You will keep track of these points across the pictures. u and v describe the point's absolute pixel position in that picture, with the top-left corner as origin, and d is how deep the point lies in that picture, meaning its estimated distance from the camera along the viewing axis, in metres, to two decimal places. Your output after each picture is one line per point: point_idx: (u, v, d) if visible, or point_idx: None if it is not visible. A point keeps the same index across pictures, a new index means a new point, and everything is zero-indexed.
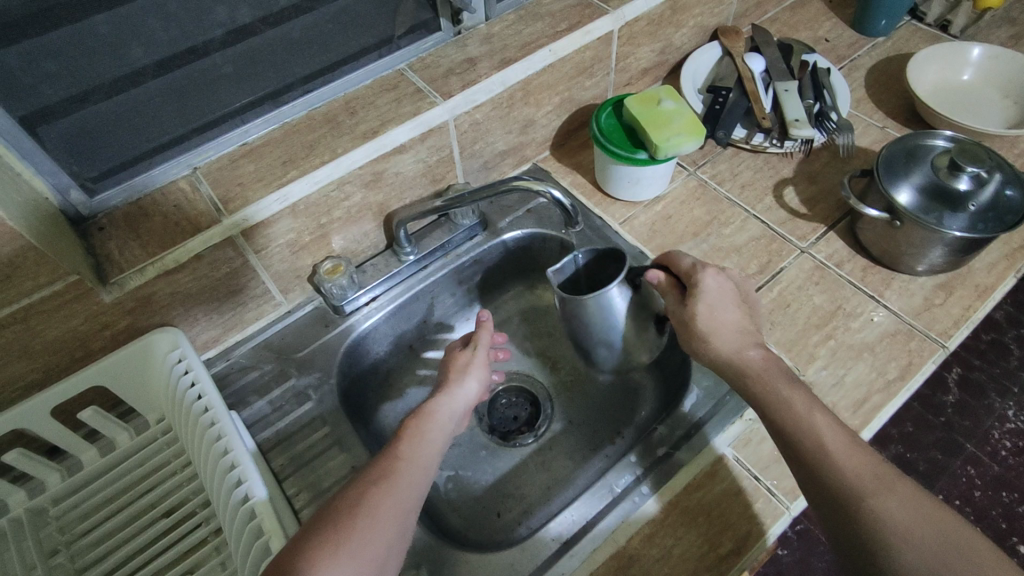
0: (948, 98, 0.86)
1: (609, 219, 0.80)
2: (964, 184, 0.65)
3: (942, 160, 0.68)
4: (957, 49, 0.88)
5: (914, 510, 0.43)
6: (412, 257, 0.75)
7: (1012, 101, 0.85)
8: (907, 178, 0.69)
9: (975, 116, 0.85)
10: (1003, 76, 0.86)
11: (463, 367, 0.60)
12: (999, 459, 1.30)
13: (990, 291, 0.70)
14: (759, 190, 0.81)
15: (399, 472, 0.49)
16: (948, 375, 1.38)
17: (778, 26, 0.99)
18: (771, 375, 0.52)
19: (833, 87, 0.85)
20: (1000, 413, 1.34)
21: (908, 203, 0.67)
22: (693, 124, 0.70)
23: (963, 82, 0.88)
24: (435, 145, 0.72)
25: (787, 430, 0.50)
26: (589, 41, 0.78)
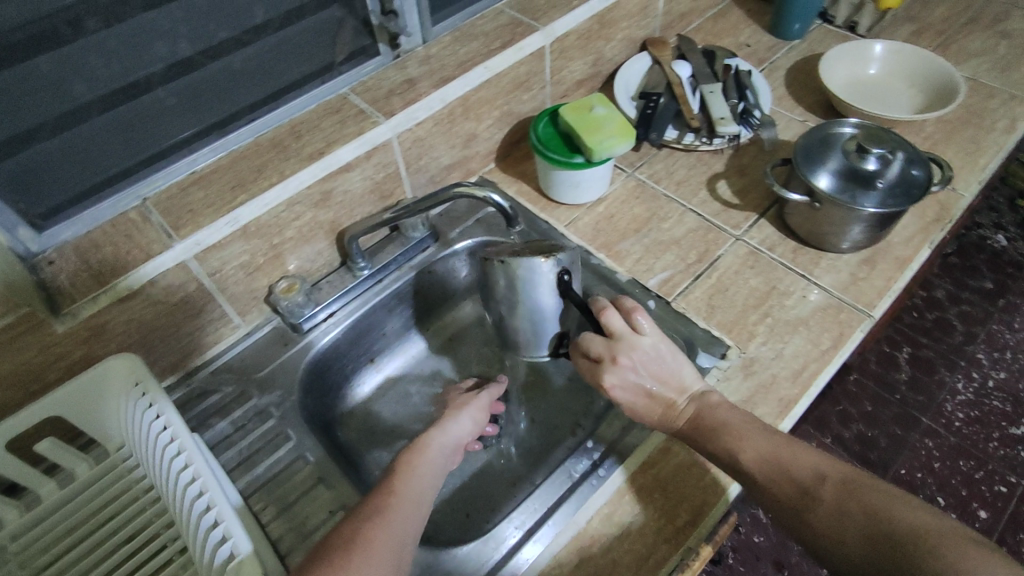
0: (861, 91, 0.93)
1: (554, 221, 0.84)
2: (872, 165, 0.71)
3: (850, 144, 0.73)
4: (863, 46, 0.95)
5: (836, 511, 0.48)
6: (366, 272, 0.78)
7: (920, 90, 0.92)
8: (824, 164, 0.74)
9: (888, 106, 0.91)
10: (906, 67, 0.94)
11: (459, 408, 0.65)
12: (954, 430, 1.50)
13: (908, 263, 0.75)
14: (693, 186, 0.86)
15: (394, 507, 0.51)
16: (900, 353, 1.62)
17: (703, 35, 1.07)
18: (701, 426, 0.58)
19: (754, 87, 0.92)
20: (951, 386, 1.56)
21: (827, 183, 0.72)
22: (625, 128, 0.75)
23: (876, 75, 0.95)
24: (380, 162, 0.75)
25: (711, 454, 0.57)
26: (522, 57, 0.83)
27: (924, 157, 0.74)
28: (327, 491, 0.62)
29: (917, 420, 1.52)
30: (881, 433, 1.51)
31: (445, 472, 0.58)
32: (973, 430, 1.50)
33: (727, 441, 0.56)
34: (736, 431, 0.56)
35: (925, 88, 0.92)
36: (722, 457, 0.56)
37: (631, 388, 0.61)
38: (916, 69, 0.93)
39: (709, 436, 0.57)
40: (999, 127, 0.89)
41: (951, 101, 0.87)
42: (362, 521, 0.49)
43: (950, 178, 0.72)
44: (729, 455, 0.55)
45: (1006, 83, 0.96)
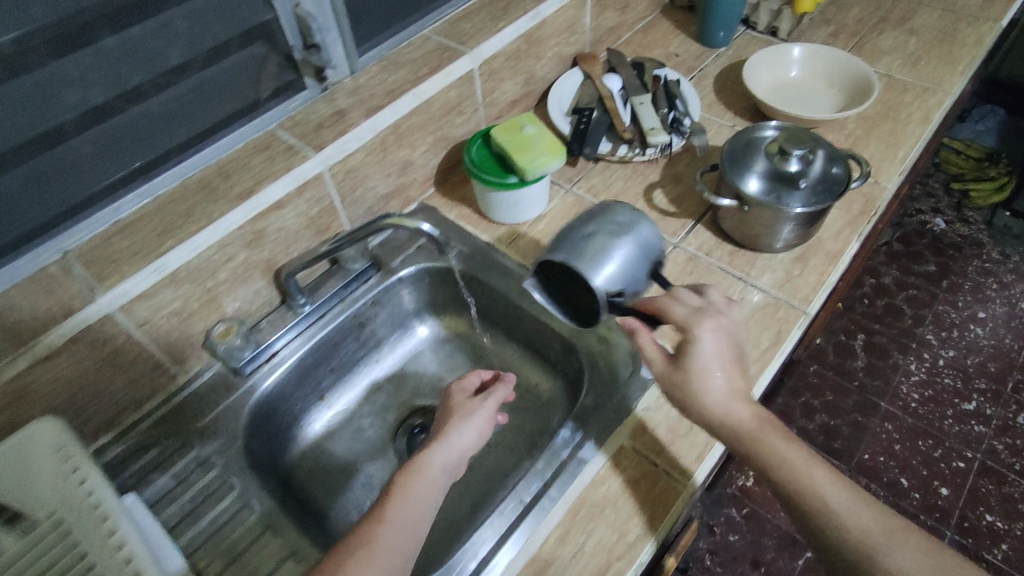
0: (783, 94, 0.97)
1: (496, 241, 0.84)
2: (794, 166, 0.73)
3: (772, 146, 0.75)
4: (782, 50, 0.98)
5: (920, 561, 0.47)
6: (307, 308, 0.77)
7: (838, 89, 0.96)
8: (750, 167, 0.75)
9: (810, 106, 0.95)
10: (824, 68, 0.98)
11: (465, 413, 0.62)
12: (911, 411, 1.54)
13: (839, 256, 0.77)
14: (630, 196, 0.87)
15: (380, 538, 0.50)
16: (854, 341, 1.67)
17: (632, 48, 1.10)
18: (763, 432, 0.54)
19: (683, 96, 0.94)
20: (904, 368, 1.62)
21: (754, 185, 0.74)
22: (554, 145, 0.76)
23: (798, 77, 0.98)
24: (314, 197, 0.75)
25: (773, 473, 0.53)
26: (451, 81, 0.83)
27: (843, 155, 0.76)
28: (275, 539, 0.60)
29: (876, 405, 1.56)
30: (842, 422, 1.54)
31: (446, 489, 0.56)
32: (930, 409, 1.55)
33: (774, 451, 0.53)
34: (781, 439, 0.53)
35: (843, 87, 0.96)
36: (785, 481, 0.52)
37: (717, 360, 0.55)
38: (833, 69, 0.97)
39: (754, 445, 0.53)
40: (914, 119, 0.94)
41: (867, 98, 0.91)
42: (347, 552, 0.49)
43: (868, 172, 0.75)
44: (791, 479, 0.52)
45: (918, 77, 1.01)
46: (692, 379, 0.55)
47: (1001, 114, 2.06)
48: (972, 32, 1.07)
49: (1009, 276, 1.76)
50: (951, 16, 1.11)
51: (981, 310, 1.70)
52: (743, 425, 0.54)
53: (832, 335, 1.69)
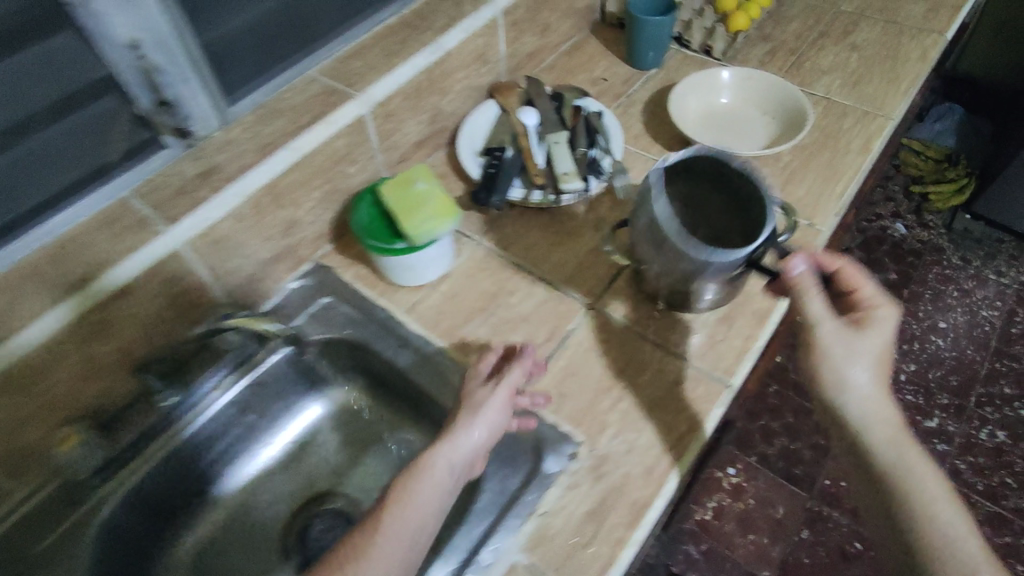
0: (714, 123, 0.89)
1: (396, 306, 0.75)
2: (711, 227, 0.64)
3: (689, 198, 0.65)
4: (712, 75, 0.90)
5: None
6: (174, 401, 0.67)
7: (772, 118, 0.89)
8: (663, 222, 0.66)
9: (742, 138, 0.88)
10: (758, 94, 0.90)
11: (475, 407, 0.58)
12: (872, 431, 1.51)
13: (768, 316, 0.70)
14: (544, 248, 0.79)
15: (376, 552, 0.47)
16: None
17: (556, 73, 1.02)
18: (916, 450, 0.55)
19: (605, 130, 0.86)
20: None
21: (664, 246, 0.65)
22: (443, 209, 0.68)
23: (729, 104, 0.90)
24: (173, 276, 0.66)
25: (930, 503, 0.52)
26: (337, 130, 0.74)
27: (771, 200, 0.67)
28: None
29: None
30: (803, 446, 1.49)
31: (450, 495, 0.53)
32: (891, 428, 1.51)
33: (899, 473, 0.53)
34: (921, 473, 0.53)
35: (777, 116, 0.89)
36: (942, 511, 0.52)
37: None
38: (767, 95, 0.89)
39: (918, 461, 0.54)
40: (854, 148, 0.86)
41: (801, 131, 0.84)
42: (351, 555, 0.47)
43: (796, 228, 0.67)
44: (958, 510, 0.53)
45: (858, 99, 0.94)
46: (857, 350, 0.56)
47: (959, 112, 2.01)
48: (916, 45, 1.00)
49: (970, 282, 1.72)
50: (894, 29, 1.04)
51: (942, 319, 1.65)
52: (895, 425, 0.55)
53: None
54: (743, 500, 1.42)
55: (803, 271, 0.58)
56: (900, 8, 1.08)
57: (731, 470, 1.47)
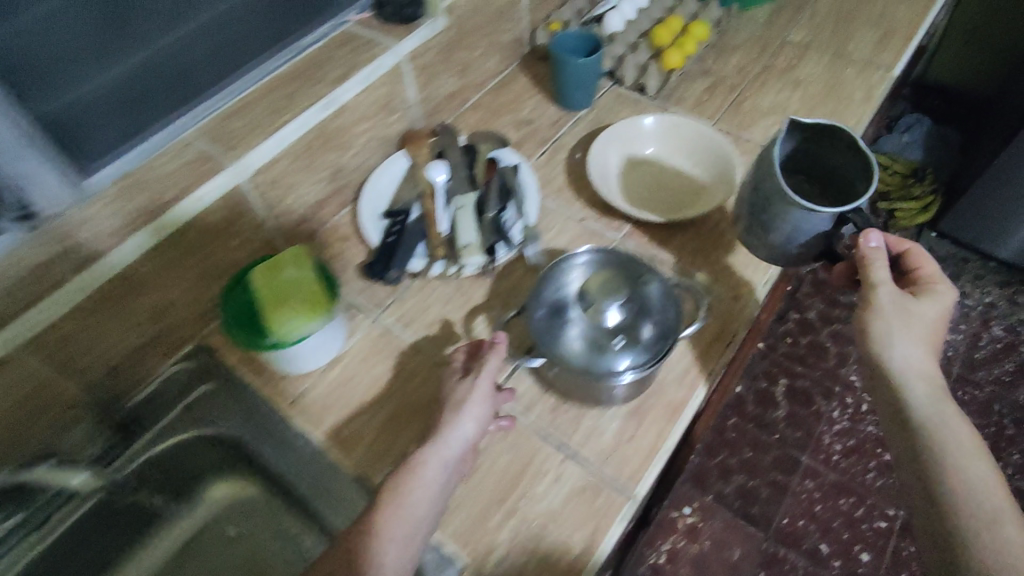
0: (641, 176, 0.82)
1: (277, 398, 0.69)
2: (614, 320, 0.61)
3: (588, 288, 0.62)
4: (638, 123, 0.84)
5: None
6: (23, 515, 0.65)
7: (702, 170, 0.82)
8: (564, 317, 0.62)
9: (668, 194, 0.80)
10: (688, 142, 0.83)
11: (461, 400, 0.59)
12: (833, 465, 1.46)
13: (681, 410, 0.64)
14: (448, 326, 0.72)
15: (374, 552, 0.51)
16: (776, 388, 1.58)
17: (480, 113, 0.95)
18: (945, 416, 0.55)
19: (520, 191, 0.80)
20: (828, 416, 1.53)
21: (564, 343, 0.61)
22: (313, 305, 0.62)
23: (655, 154, 0.83)
24: (10, 383, 0.58)
25: (945, 464, 0.53)
26: (208, 205, 0.67)
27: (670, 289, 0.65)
28: None
29: (797, 461, 1.48)
30: (762, 483, 1.46)
31: (447, 487, 0.56)
32: (853, 461, 1.47)
33: (937, 428, 0.55)
34: (947, 427, 0.55)
35: (707, 167, 0.81)
36: (944, 474, 0.52)
37: (934, 325, 0.59)
38: (698, 143, 0.82)
39: (930, 429, 0.55)
40: None
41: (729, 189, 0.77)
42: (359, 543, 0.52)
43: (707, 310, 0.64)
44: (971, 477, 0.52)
45: None
46: (912, 313, 0.59)
47: (928, 122, 1.88)
48: (864, 80, 0.92)
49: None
50: (844, 58, 0.95)
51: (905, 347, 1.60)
52: (931, 381, 0.57)
53: (752, 381, 1.60)
54: (699, 542, 1.39)
55: (877, 245, 0.61)
56: (853, 31, 0.97)
57: (687, 510, 1.44)
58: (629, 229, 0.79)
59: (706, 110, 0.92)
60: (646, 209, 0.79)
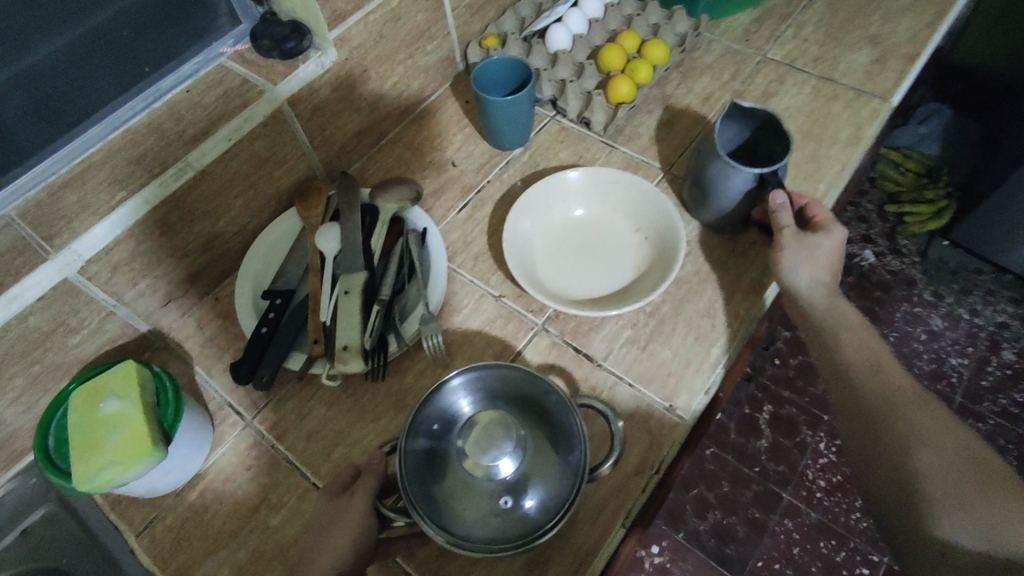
0: (568, 245, 0.70)
1: (124, 527, 0.59)
2: (502, 472, 0.50)
3: (471, 430, 0.51)
4: (570, 178, 0.71)
5: (932, 421, 0.51)
6: None
7: (644, 237, 0.69)
8: (444, 468, 0.51)
9: (600, 269, 0.69)
10: (626, 203, 0.71)
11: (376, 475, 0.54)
12: (815, 503, 1.23)
13: (589, 561, 0.55)
14: (329, 437, 0.62)
15: None
16: (760, 415, 1.32)
17: (397, 150, 0.82)
18: (838, 309, 0.60)
19: (425, 265, 0.68)
20: (813, 448, 1.28)
21: (442, 504, 0.49)
22: (134, 442, 0.51)
23: (585, 216, 0.72)
24: None
25: (830, 340, 0.59)
26: (25, 305, 0.57)
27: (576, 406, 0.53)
28: None
29: (777, 497, 1.24)
30: (739, 520, 1.23)
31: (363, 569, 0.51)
32: (838, 499, 1.23)
33: (843, 330, 0.58)
34: (846, 329, 0.58)
35: (649, 235, 0.69)
36: (833, 351, 0.58)
37: (832, 254, 0.62)
38: (638, 205, 0.70)
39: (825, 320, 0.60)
40: (742, 285, 0.68)
41: (671, 268, 0.64)
42: None
43: (622, 430, 0.52)
44: (860, 354, 0.57)
45: None
46: (813, 247, 0.62)
47: (949, 112, 1.53)
48: (849, 118, 0.78)
49: (940, 322, 1.37)
50: (826, 89, 0.81)
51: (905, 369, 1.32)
52: (828, 290, 0.61)
53: (735, 407, 1.34)
54: None
55: (783, 201, 0.62)
56: (839, 54, 0.84)
57: (655, 548, 1.24)
58: (553, 312, 0.67)
59: (658, 150, 0.78)
60: (571, 290, 0.68)
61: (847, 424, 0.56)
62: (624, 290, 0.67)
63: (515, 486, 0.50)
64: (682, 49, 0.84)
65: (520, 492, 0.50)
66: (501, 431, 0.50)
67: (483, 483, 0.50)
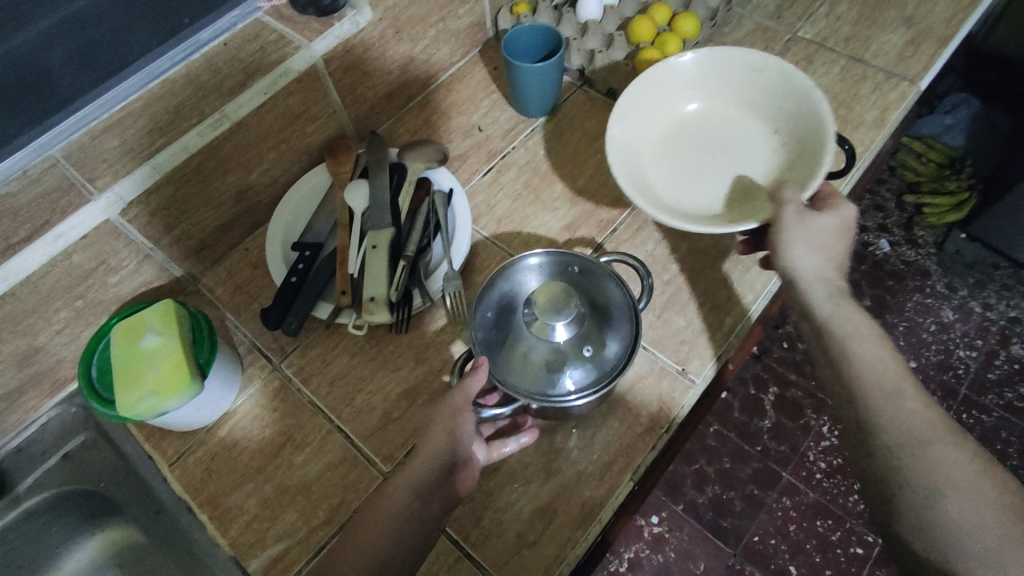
0: (693, 135, 0.72)
1: (159, 457, 0.63)
2: (562, 340, 0.53)
3: (533, 303, 0.54)
4: (722, 67, 0.71)
5: (960, 458, 0.47)
6: None
7: (780, 141, 0.69)
8: (508, 340, 0.54)
9: (720, 168, 0.70)
10: (773, 107, 0.69)
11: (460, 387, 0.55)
12: (815, 484, 1.25)
13: (595, 512, 0.57)
14: (353, 383, 0.65)
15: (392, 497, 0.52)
16: (765, 396, 1.33)
17: (426, 113, 0.83)
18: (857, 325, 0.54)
19: (450, 224, 0.70)
20: (816, 431, 1.29)
21: (510, 369, 0.53)
22: (171, 377, 0.54)
23: (727, 113, 0.72)
24: None
25: (842, 360, 0.53)
26: (69, 244, 0.60)
27: (616, 280, 0.57)
28: None
29: (776, 475, 1.27)
30: (736, 495, 1.26)
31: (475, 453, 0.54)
32: (837, 481, 1.25)
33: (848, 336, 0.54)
34: (855, 340, 0.53)
35: (786, 139, 0.68)
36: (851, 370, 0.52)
37: (832, 242, 0.58)
38: (784, 109, 0.68)
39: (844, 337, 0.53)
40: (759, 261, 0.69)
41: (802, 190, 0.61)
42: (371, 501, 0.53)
43: (651, 283, 0.58)
44: (871, 376, 0.51)
45: None
46: (811, 228, 0.58)
47: (977, 103, 1.49)
48: (876, 100, 0.78)
49: (950, 313, 1.37)
50: (856, 69, 0.81)
51: (913, 358, 1.33)
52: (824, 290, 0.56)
53: (741, 386, 1.36)
54: (664, 553, 1.23)
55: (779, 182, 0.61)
56: (872, 34, 0.84)
57: (655, 518, 1.27)
58: None
59: None
60: (679, 174, 0.69)
61: (857, 452, 0.51)
62: (745, 193, 0.67)
63: (574, 351, 0.53)
64: (713, 24, 0.85)
65: (576, 358, 0.53)
66: (560, 301, 0.53)
67: (543, 351, 0.53)
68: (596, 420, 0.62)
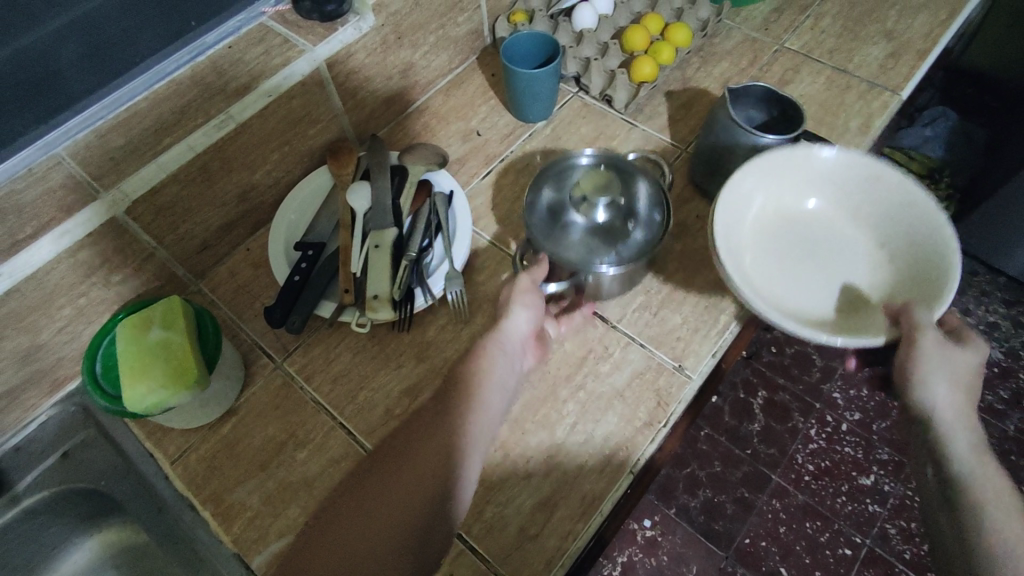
0: (790, 239, 0.65)
1: (160, 455, 0.63)
2: (605, 217, 0.63)
3: (578, 189, 0.64)
4: (837, 169, 0.64)
5: None
6: None
7: (890, 256, 0.62)
8: (558, 224, 0.64)
9: (815, 273, 0.63)
10: (887, 217, 0.62)
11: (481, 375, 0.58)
12: (803, 486, 1.27)
13: (594, 506, 0.58)
14: (355, 381, 0.66)
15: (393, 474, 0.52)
16: (754, 399, 1.36)
17: (426, 118, 0.85)
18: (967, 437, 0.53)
19: (450, 226, 0.72)
20: (804, 434, 1.32)
21: (562, 244, 0.63)
22: (178, 374, 0.55)
23: (832, 219, 0.65)
24: None
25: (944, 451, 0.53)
26: (72, 243, 0.60)
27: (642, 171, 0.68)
28: None
29: (766, 478, 1.29)
30: (726, 498, 1.28)
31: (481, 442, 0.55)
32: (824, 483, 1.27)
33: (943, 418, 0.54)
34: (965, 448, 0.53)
35: (895, 254, 0.61)
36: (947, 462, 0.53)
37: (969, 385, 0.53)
38: (898, 220, 0.61)
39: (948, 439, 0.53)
40: None
41: (930, 307, 0.54)
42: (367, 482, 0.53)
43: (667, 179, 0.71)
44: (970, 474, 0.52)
45: None
46: (951, 366, 0.53)
47: (954, 115, 1.52)
48: (861, 108, 0.81)
49: None
50: (841, 79, 0.84)
51: None
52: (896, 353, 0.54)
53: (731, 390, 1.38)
54: (656, 557, 1.24)
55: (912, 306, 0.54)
56: (855, 46, 0.87)
57: (647, 522, 1.28)
58: None
59: (677, 131, 0.82)
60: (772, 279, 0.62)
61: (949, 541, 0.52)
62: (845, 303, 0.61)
63: (619, 225, 0.63)
64: (704, 34, 0.88)
65: (620, 232, 0.63)
66: (600, 185, 0.63)
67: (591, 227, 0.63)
68: (595, 415, 0.63)
